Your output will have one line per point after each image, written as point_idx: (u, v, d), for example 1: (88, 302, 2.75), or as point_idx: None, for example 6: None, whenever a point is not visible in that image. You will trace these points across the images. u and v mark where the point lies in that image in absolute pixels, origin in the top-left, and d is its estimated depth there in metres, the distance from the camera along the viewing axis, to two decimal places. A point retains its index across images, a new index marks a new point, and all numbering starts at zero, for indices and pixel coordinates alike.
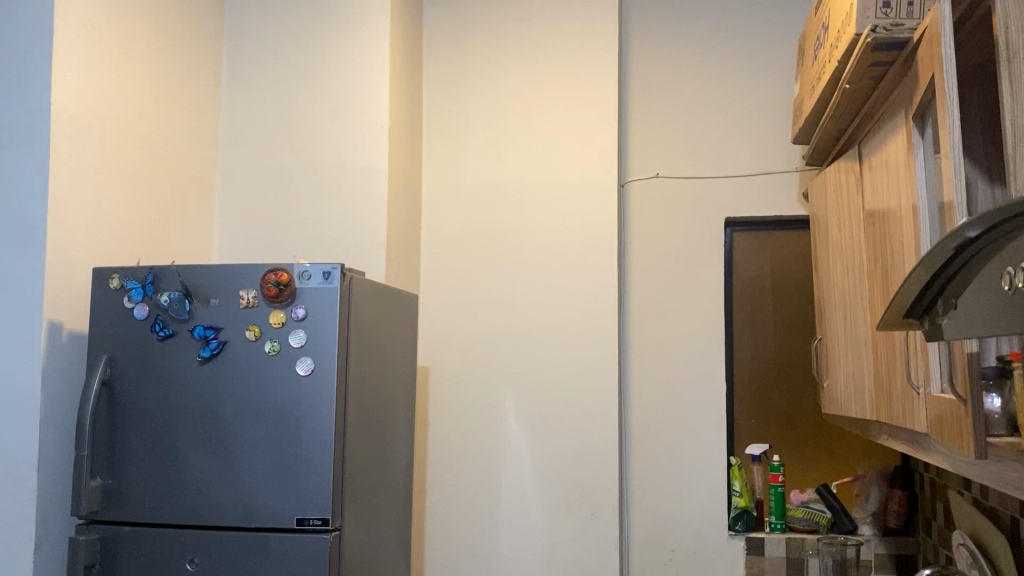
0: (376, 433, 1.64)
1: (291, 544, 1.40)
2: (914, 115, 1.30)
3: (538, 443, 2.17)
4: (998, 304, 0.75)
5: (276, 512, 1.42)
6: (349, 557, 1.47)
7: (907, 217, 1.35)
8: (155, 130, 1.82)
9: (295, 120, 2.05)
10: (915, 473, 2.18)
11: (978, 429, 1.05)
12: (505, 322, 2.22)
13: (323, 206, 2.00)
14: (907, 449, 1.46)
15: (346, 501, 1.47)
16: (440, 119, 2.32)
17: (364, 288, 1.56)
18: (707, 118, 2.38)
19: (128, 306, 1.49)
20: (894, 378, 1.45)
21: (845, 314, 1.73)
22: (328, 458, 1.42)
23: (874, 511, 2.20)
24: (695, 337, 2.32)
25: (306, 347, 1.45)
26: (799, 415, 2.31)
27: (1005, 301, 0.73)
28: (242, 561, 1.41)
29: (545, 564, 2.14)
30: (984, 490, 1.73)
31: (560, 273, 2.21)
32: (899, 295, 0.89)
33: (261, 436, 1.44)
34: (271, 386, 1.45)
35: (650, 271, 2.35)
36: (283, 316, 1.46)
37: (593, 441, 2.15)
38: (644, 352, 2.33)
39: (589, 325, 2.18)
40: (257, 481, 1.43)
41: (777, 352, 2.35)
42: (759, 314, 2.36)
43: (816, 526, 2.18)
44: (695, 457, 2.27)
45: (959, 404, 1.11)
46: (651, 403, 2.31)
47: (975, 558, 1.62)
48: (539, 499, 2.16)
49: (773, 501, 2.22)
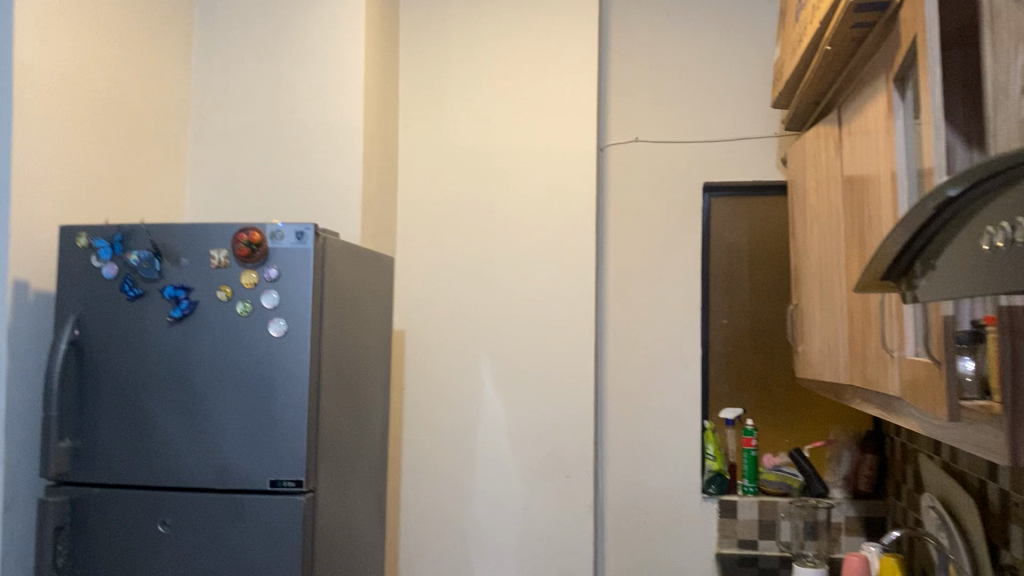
0: (351, 396, 1.63)
1: (264, 506, 1.39)
2: (896, 78, 1.28)
3: (514, 407, 2.17)
4: (973, 266, 0.73)
5: (248, 474, 1.40)
6: (323, 518, 1.47)
7: (885, 182, 1.35)
8: (123, 86, 1.77)
9: (269, 79, 2.00)
10: (885, 437, 2.20)
11: (951, 394, 1.06)
12: (482, 288, 2.20)
13: (296, 168, 1.97)
14: (879, 413, 1.48)
15: (320, 463, 1.46)
16: (416, 81, 2.28)
17: (338, 248, 1.54)
18: (689, 84, 2.36)
19: (96, 265, 1.46)
20: (868, 344, 1.46)
21: (821, 279, 1.73)
22: (301, 420, 1.41)
23: (844, 475, 2.21)
24: (672, 305, 2.31)
25: (279, 309, 1.43)
26: (773, 381, 2.33)
27: (980, 261, 0.71)
28: (215, 523, 1.40)
29: (519, 527, 2.15)
30: (953, 454, 1.75)
31: (536, 237, 2.19)
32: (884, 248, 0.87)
33: (233, 397, 1.42)
34: (243, 347, 1.43)
35: (627, 236, 2.34)
36: (255, 277, 1.43)
37: (569, 406, 2.15)
38: (622, 319, 2.32)
39: (566, 291, 2.17)
40: (230, 442, 1.41)
41: (753, 319, 2.35)
42: (736, 280, 2.36)
43: (788, 490, 2.21)
44: (670, 422, 2.29)
45: (934, 367, 1.11)
46: (627, 368, 2.32)
47: (944, 521, 1.66)
48: (515, 463, 2.16)
49: (745, 465, 2.25)
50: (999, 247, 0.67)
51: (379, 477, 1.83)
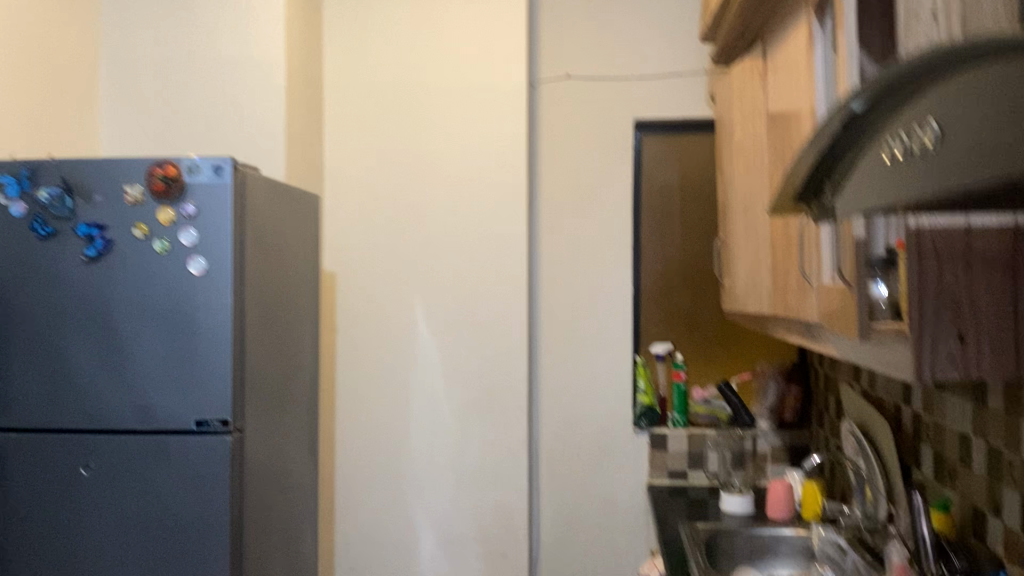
0: (279, 334, 1.61)
1: (190, 446, 1.38)
2: (816, 8, 1.29)
3: (448, 346, 2.17)
4: (882, 178, 0.73)
5: (172, 415, 1.38)
6: (252, 456, 1.46)
7: (805, 112, 1.36)
8: (26, 17, 1.68)
9: (184, 12, 1.92)
10: (809, 368, 2.27)
11: (862, 315, 1.09)
12: (413, 228, 2.18)
13: (216, 104, 1.90)
14: (800, 341, 1.52)
15: (247, 402, 1.45)
16: (340, 15, 2.22)
17: (259, 184, 1.51)
18: (618, 20, 2.34)
19: (2, 203, 1.40)
20: (789, 274, 1.49)
21: (745, 213, 1.76)
22: (225, 359, 1.39)
23: (770, 408, 2.25)
24: (603, 243, 2.33)
25: (198, 247, 1.39)
26: (702, 316, 2.37)
27: (889, 172, 0.70)
28: (139, 463, 1.38)
29: (454, 464, 2.17)
30: (873, 382, 1.80)
31: (466, 175, 2.17)
32: (797, 165, 0.88)
33: (154, 337, 1.39)
34: (162, 286, 1.40)
35: (558, 175, 2.34)
36: (172, 214, 1.39)
37: (502, 344, 2.17)
38: (555, 259, 2.33)
39: (497, 230, 2.17)
40: (152, 383, 1.39)
41: (682, 256, 2.37)
42: (667, 217, 2.37)
43: (716, 422, 2.29)
44: (602, 359, 2.32)
45: (849, 291, 1.15)
46: (560, 306, 2.33)
47: (862, 448, 1.71)
48: (449, 402, 2.17)
49: (676, 398, 2.29)
50: (909, 157, 0.65)
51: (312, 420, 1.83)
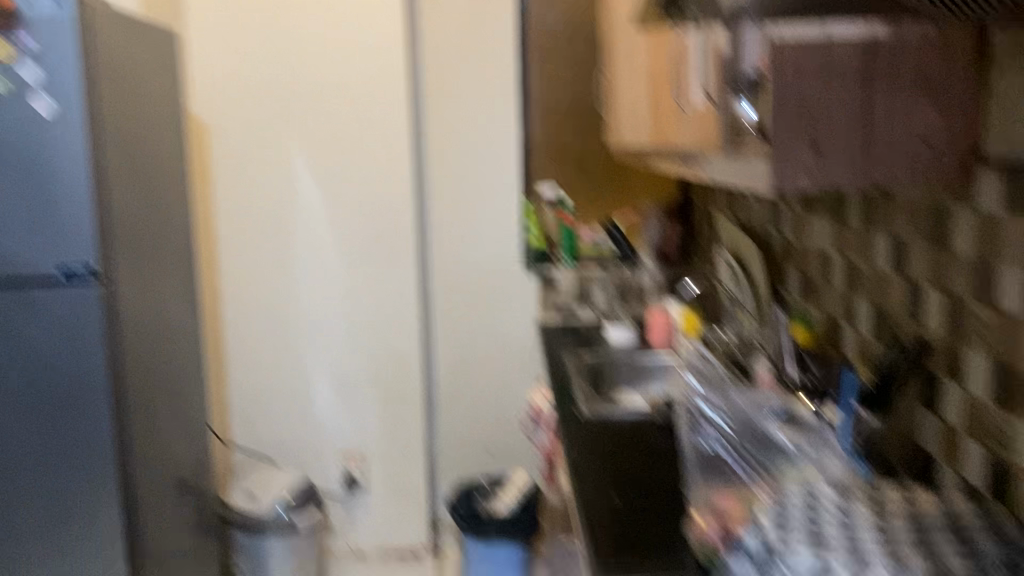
0: (145, 176, 1.67)
1: (62, 289, 1.49)
2: None
3: (325, 190, 2.26)
4: None
5: (37, 259, 1.48)
6: (121, 299, 1.56)
7: None
8: None
9: None
10: (689, 205, 2.37)
11: (728, 131, 1.13)
12: (281, 75, 2.21)
13: None
14: (681, 171, 1.55)
15: (117, 242, 1.55)
16: None
17: (108, 18, 1.52)
18: None
19: None
20: (667, 104, 1.48)
21: (628, 45, 1.71)
22: (81, 203, 1.45)
23: (654, 244, 2.33)
24: (482, 87, 2.29)
25: (42, 87, 1.42)
26: (590, 157, 2.27)
27: None
28: (9, 300, 1.49)
29: (338, 306, 2.31)
30: (748, 212, 1.90)
31: (329, 14, 2.20)
32: None
33: (9, 178, 1.45)
34: (11, 126, 1.44)
35: (438, 17, 2.24)
36: (11, 52, 1.41)
37: (373, 188, 2.27)
38: (435, 106, 2.28)
39: (366, 75, 2.22)
40: (12, 223, 1.46)
41: (572, 99, 2.23)
42: (555, 56, 2.21)
43: (602, 258, 2.35)
44: (487, 203, 2.33)
45: (716, 109, 1.18)
46: (442, 153, 2.30)
47: (735, 273, 1.82)
48: (329, 244, 2.28)
49: (563, 239, 2.33)
50: None
51: (185, 283, 1.87)
